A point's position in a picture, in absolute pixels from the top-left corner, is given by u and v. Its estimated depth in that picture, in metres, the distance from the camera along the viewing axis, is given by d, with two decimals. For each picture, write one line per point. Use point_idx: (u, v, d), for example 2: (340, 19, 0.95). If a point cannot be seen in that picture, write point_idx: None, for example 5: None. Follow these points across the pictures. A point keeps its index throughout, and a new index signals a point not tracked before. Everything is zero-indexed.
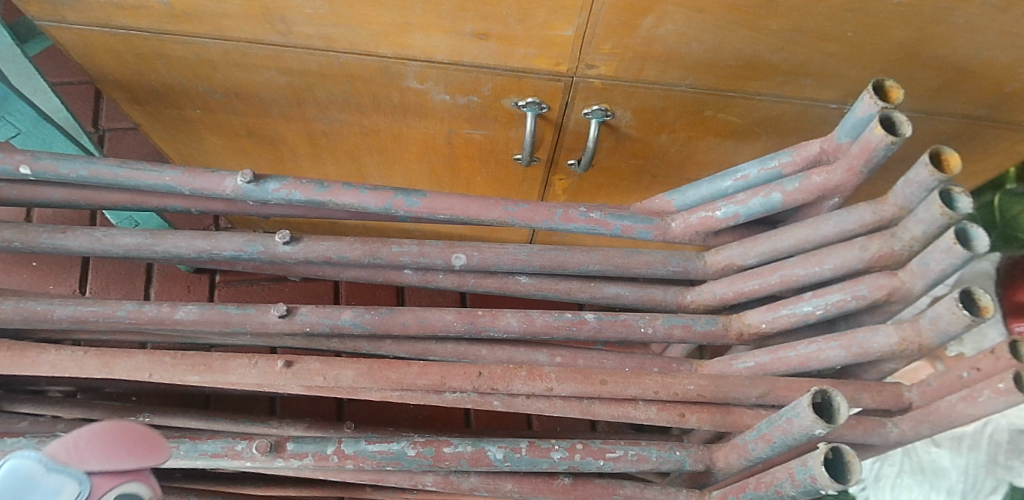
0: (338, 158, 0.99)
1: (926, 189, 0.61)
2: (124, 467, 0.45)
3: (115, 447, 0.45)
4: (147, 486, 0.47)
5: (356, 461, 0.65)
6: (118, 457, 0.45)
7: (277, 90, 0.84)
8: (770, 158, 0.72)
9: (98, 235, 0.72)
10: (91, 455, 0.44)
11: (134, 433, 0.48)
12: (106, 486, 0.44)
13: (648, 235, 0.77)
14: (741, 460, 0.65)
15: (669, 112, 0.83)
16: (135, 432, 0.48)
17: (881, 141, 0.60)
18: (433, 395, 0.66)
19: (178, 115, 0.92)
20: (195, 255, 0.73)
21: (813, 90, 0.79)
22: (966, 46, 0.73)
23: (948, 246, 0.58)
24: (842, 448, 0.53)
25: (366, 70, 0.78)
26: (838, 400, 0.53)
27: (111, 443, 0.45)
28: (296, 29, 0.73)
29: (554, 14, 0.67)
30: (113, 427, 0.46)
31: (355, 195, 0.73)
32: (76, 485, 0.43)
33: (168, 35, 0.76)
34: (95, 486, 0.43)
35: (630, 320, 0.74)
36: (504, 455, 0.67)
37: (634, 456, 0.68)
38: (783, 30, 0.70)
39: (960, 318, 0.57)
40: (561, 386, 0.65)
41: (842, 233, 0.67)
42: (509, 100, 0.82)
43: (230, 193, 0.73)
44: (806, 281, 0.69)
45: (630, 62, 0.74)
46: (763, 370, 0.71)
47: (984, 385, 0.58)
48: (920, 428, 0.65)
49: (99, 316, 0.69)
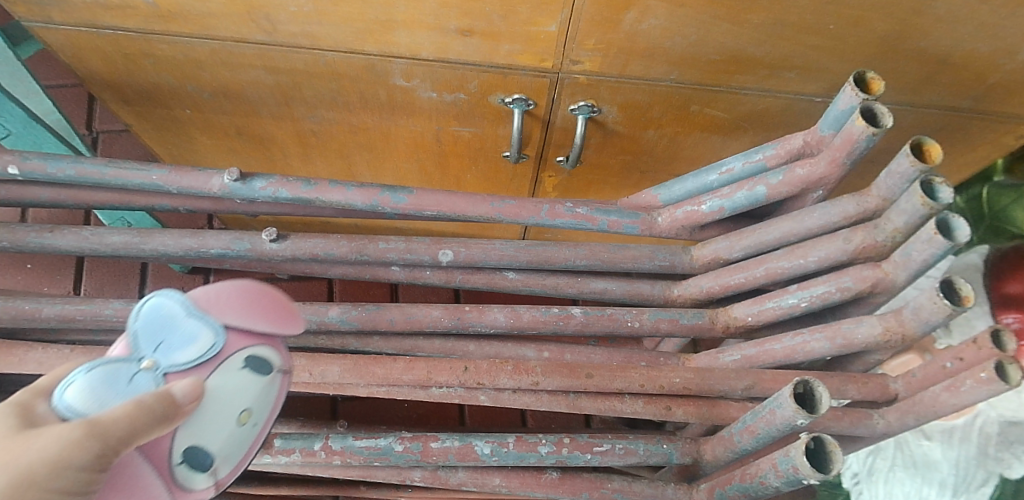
0: (328, 157, 1.00)
1: (908, 180, 0.61)
2: (258, 328, 0.42)
3: (251, 306, 0.43)
4: (277, 356, 0.44)
5: (344, 457, 0.65)
6: (254, 318, 0.42)
7: (265, 89, 0.84)
8: (754, 152, 0.72)
9: (86, 234, 0.73)
10: (229, 309, 0.41)
11: (270, 300, 0.45)
12: (239, 344, 0.41)
13: (634, 230, 0.78)
14: (727, 452, 0.66)
15: (655, 107, 0.84)
16: (269, 298, 0.45)
17: (862, 133, 0.60)
18: (420, 390, 0.66)
19: (167, 115, 0.92)
20: (183, 253, 0.73)
21: (797, 84, 0.80)
22: (947, 37, 0.74)
23: (929, 236, 0.58)
24: (825, 438, 0.52)
25: (352, 68, 0.79)
26: (819, 391, 0.53)
27: (247, 301, 0.43)
28: (282, 28, 0.73)
29: (536, 10, 0.68)
30: (248, 288, 0.44)
31: (342, 192, 0.74)
32: (213, 336, 0.40)
33: (155, 35, 0.77)
34: (228, 342, 0.40)
35: (616, 314, 0.74)
36: (491, 450, 0.67)
37: (621, 450, 0.68)
38: (764, 24, 0.71)
39: (942, 308, 0.58)
40: (547, 380, 0.65)
41: (826, 225, 0.68)
42: (495, 97, 0.83)
43: (217, 191, 0.73)
44: (791, 273, 0.69)
45: (614, 57, 0.75)
46: (749, 363, 0.71)
47: (967, 375, 0.59)
48: (906, 419, 0.65)
49: (87, 315, 0.69)
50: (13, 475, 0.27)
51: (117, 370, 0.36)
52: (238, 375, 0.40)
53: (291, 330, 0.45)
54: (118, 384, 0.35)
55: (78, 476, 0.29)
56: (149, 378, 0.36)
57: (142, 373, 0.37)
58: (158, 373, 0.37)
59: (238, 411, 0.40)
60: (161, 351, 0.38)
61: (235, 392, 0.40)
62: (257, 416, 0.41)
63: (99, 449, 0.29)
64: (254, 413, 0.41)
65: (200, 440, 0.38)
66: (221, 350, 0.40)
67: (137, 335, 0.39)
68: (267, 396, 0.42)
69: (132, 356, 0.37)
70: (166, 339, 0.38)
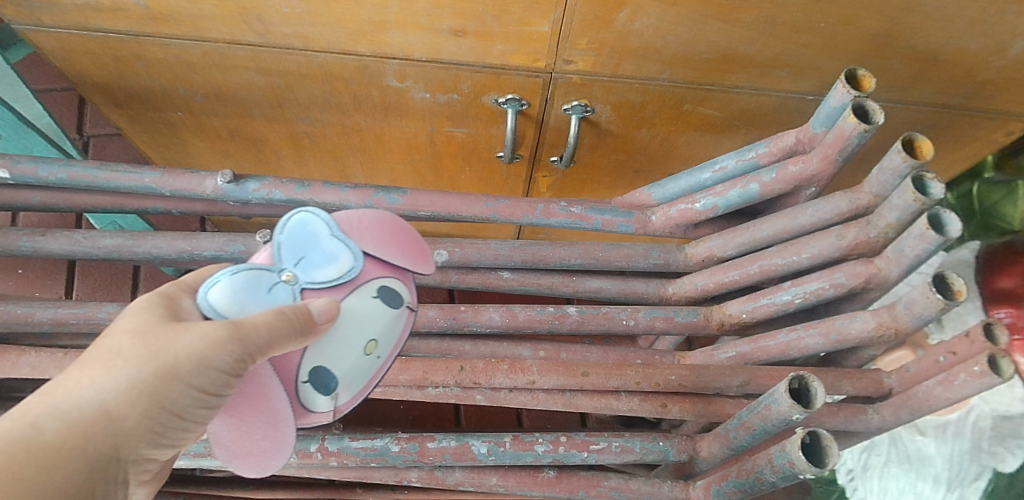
0: (322, 158, 0.99)
1: (900, 176, 0.62)
2: (391, 259, 0.46)
3: (386, 237, 0.46)
4: (406, 290, 0.48)
5: (340, 458, 0.65)
6: (390, 250, 0.46)
7: (258, 91, 0.84)
8: (747, 150, 0.73)
9: (77, 237, 0.72)
10: (367, 238, 0.45)
11: (408, 238, 0.48)
12: (373, 273, 0.45)
13: (628, 229, 0.78)
14: (723, 448, 0.66)
15: (648, 106, 0.84)
16: (408, 236, 0.48)
17: (854, 130, 0.61)
18: (416, 390, 0.66)
19: (160, 118, 0.92)
20: (176, 255, 0.73)
21: (789, 82, 0.80)
22: (936, 35, 0.74)
23: (921, 231, 0.59)
24: (821, 432, 0.52)
25: (346, 69, 0.79)
26: (815, 386, 0.53)
27: (382, 232, 0.46)
28: (274, 29, 0.73)
29: (529, 10, 0.68)
30: (388, 223, 0.47)
31: (336, 193, 0.73)
32: (351, 260, 0.44)
33: (146, 38, 0.77)
34: (363, 269, 0.44)
35: (611, 313, 0.74)
36: (488, 449, 0.67)
37: (617, 448, 0.68)
38: (756, 22, 0.71)
39: (934, 303, 0.58)
40: (543, 379, 0.65)
41: (819, 222, 0.68)
42: (489, 97, 0.83)
43: (210, 193, 0.73)
44: (784, 270, 0.70)
45: (607, 57, 0.75)
46: (744, 360, 0.71)
47: (960, 369, 0.59)
48: (900, 414, 0.65)
49: (80, 318, 0.69)
50: (167, 363, 0.35)
51: (260, 277, 0.41)
52: (368, 307, 0.44)
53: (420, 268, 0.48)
54: (260, 291, 0.40)
55: (218, 373, 0.37)
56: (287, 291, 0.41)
57: (282, 285, 0.42)
58: (296, 286, 0.42)
59: (364, 340, 0.44)
60: (302, 265, 0.43)
61: (365, 319, 0.44)
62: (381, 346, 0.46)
63: (233, 352, 0.36)
64: (379, 344, 0.46)
65: (327, 360, 0.43)
66: (356, 276, 0.44)
67: (281, 247, 0.43)
68: (394, 328, 0.47)
69: (276, 266, 0.42)
70: (308, 255, 0.43)
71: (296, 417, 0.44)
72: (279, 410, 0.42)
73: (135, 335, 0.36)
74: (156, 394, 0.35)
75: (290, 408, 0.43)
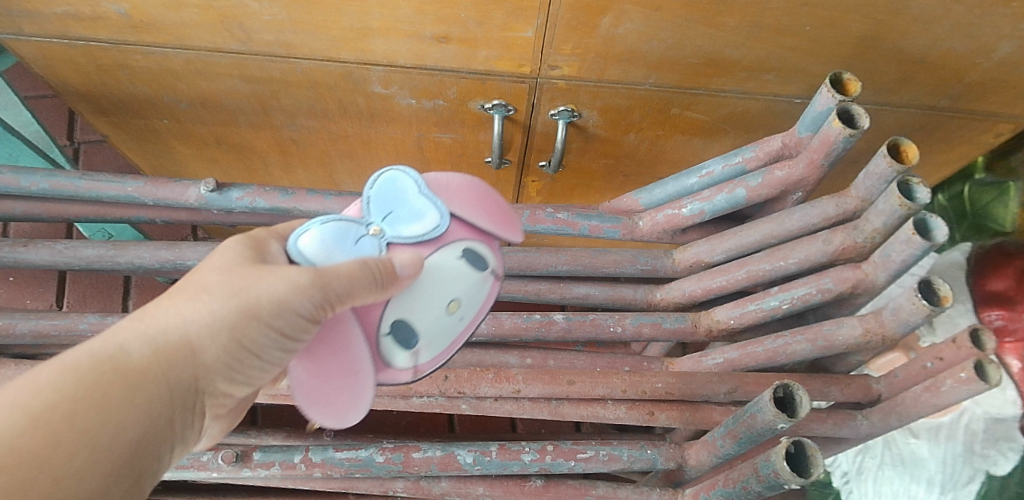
0: (310, 165, 0.99)
1: (885, 180, 0.61)
2: (477, 223, 0.45)
3: (475, 202, 0.46)
4: (492, 257, 0.47)
5: (324, 469, 0.65)
6: (478, 214, 0.46)
7: (242, 98, 0.84)
8: (734, 154, 0.72)
9: (59, 248, 0.72)
10: (455, 200, 0.45)
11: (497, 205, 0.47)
12: (458, 235, 0.44)
13: (615, 234, 0.77)
14: (711, 456, 0.65)
15: (635, 111, 0.84)
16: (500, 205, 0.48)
17: (839, 134, 0.60)
18: (400, 400, 0.65)
19: (146, 126, 0.92)
20: (159, 265, 0.72)
21: (776, 85, 0.80)
22: (923, 37, 0.74)
23: (907, 237, 0.58)
24: (805, 442, 0.52)
25: (330, 75, 0.79)
26: (799, 395, 0.53)
27: (472, 196, 0.46)
28: (256, 36, 0.73)
29: (512, 16, 0.67)
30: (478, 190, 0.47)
31: (320, 201, 0.73)
32: (437, 218, 0.43)
33: (129, 46, 0.76)
34: (448, 229, 0.44)
35: (599, 320, 0.74)
36: (474, 459, 0.66)
37: (605, 456, 0.68)
38: (741, 27, 0.71)
39: (920, 309, 0.58)
40: (528, 387, 0.65)
41: (806, 226, 0.68)
42: (475, 103, 0.82)
43: (193, 202, 0.72)
44: (772, 275, 0.69)
45: (592, 62, 0.75)
46: (731, 366, 0.71)
47: (946, 375, 0.58)
48: (888, 420, 0.65)
49: (62, 330, 0.68)
50: (248, 303, 0.40)
51: (349, 229, 0.43)
52: (454, 263, 0.44)
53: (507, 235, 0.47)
54: (348, 241, 0.43)
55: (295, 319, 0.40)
56: (372, 243, 0.43)
57: (370, 238, 0.43)
58: (382, 241, 0.43)
59: (447, 299, 0.44)
60: (390, 221, 0.43)
61: (449, 277, 0.44)
62: (464, 308, 0.45)
63: (314, 298, 0.39)
64: (462, 305, 0.45)
65: (409, 312, 0.43)
66: (441, 234, 0.43)
67: (371, 201, 0.44)
68: (478, 291, 0.46)
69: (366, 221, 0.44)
70: (396, 212, 0.43)
71: (379, 371, 0.44)
72: (358, 360, 0.43)
73: (213, 275, 0.41)
74: (230, 328, 0.40)
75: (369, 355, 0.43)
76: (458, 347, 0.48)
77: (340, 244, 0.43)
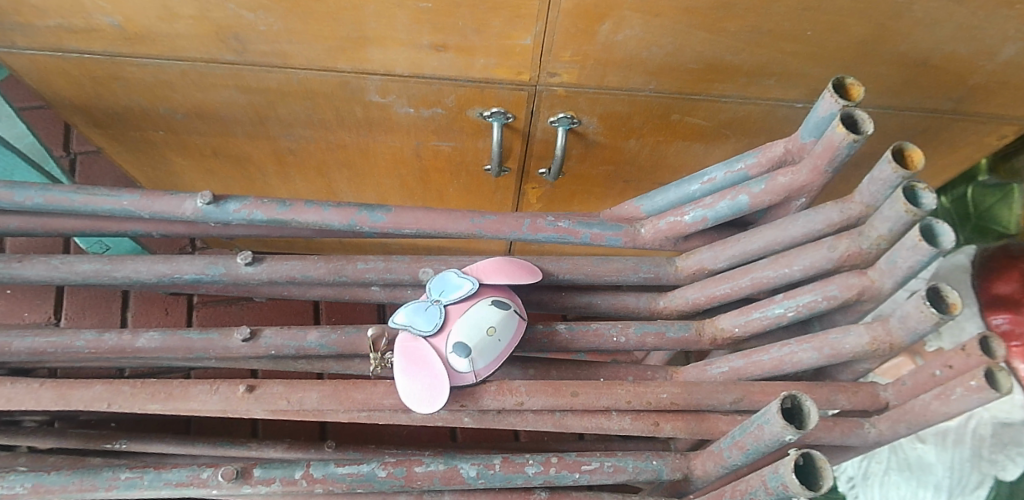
0: (307, 175, 0.99)
1: (890, 186, 0.60)
2: (497, 280, 0.66)
3: (493, 269, 0.67)
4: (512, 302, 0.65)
5: (325, 485, 0.63)
6: (496, 277, 0.66)
7: (239, 109, 0.83)
8: (736, 160, 0.71)
9: (55, 263, 0.71)
10: (482, 271, 0.66)
11: (518, 263, 0.70)
12: (488, 292, 0.64)
13: (617, 242, 0.76)
14: (717, 467, 0.64)
15: (636, 117, 0.83)
16: (521, 262, 0.70)
17: (843, 139, 0.59)
18: (401, 414, 0.64)
19: (142, 137, 0.91)
20: (157, 279, 0.71)
21: (777, 90, 0.79)
22: (924, 40, 0.73)
23: (914, 243, 0.57)
24: (814, 453, 0.50)
25: (327, 85, 0.78)
26: (807, 405, 0.52)
27: (492, 268, 0.67)
28: (252, 47, 0.72)
29: (510, 23, 0.67)
30: (504, 260, 0.69)
31: (318, 212, 0.72)
32: (471, 283, 0.63)
33: (123, 58, 0.75)
34: (480, 288, 0.64)
35: (602, 329, 0.73)
36: (477, 472, 0.65)
37: (610, 468, 0.67)
38: (741, 31, 0.70)
39: (929, 316, 0.57)
40: (532, 400, 0.63)
41: (810, 233, 0.67)
42: (474, 111, 0.82)
43: (190, 215, 0.71)
44: (776, 283, 0.68)
45: (592, 69, 0.74)
46: (737, 375, 0.70)
47: (956, 383, 0.58)
48: (897, 428, 0.64)
49: (58, 347, 0.67)
50: None
51: (418, 305, 0.63)
52: (488, 307, 0.63)
53: (530, 279, 0.68)
54: (421, 310, 0.62)
55: None
56: (438, 308, 0.62)
57: (434, 306, 0.63)
58: (440, 305, 0.62)
59: (488, 326, 0.61)
60: (442, 294, 0.64)
61: (487, 315, 0.62)
62: (500, 332, 0.62)
63: None
64: (498, 329, 0.62)
65: (464, 337, 0.60)
66: (476, 290, 0.63)
67: (429, 287, 0.65)
68: (508, 321, 0.63)
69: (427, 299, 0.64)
70: (445, 288, 0.64)
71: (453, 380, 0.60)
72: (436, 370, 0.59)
73: None
74: None
75: (444, 364, 0.60)
76: (501, 363, 0.63)
77: (418, 313, 0.63)
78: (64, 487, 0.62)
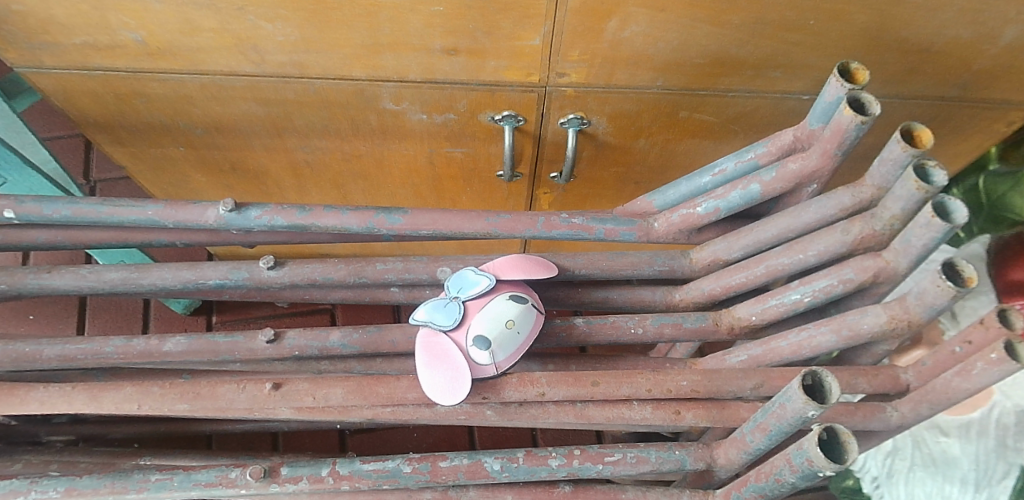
0: (323, 187, 1.02)
1: (901, 166, 0.61)
2: (514, 277, 0.66)
3: (512, 265, 0.67)
4: (530, 296, 0.66)
5: (351, 482, 0.63)
6: (513, 273, 0.66)
7: (257, 122, 0.86)
8: (745, 151, 0.73)
9: (83, 272, 0.73)
10: (501, 269, 0.67)
11: (533, 259, 0.70)
12: (505, 288, 0.65)
13: (632, 237, 0.77)
14: (740, 454, 0.64)
15: (644, 115, 0.85)
16: (536, 258, 0.70)
17: (851, 122, 0.59)
18: (425, 408, 0.65)
19: (162, 154, 0.94)
20: (182, 285, 0.73)
21: (783, 82, 0.82)
22: (926, 26, 0.75)
23: (927, 220, 0.56)
24: (839, 428, 0.50)
25: (342, 94, 0.81)
26: (828, 381, 0.51)
27: (510, 266, 0.67)
28: (270, 58, 0.75)
29: (519, 24, 0.69)
30: (519, 256, 0.69)
31: (337, 216, 0.74)
32: (488, 279, 0.64)
33: (145, 73, 0.79)
34: (498, 285, 0.65)
35: (619, 322, 0.73)
36: (501, 466, 0.65)
37: (633, 458, 0.66)
38: (745, 24, 0.72)
39: (946, 291, 0.57)
40: (553, 390, 0.63)
41: (823, 218, 0.68)
42: (485, 115, 0.84)
43: (213, 223, 0.73)
44: (791, 269, 0.69)
45: (600, 67, 0.76)
46: (757, 363, 0.70)
47: (976, 358, 0.57)
48: (919, 409, 0.64)
49: (88, 353, 0.68)
50: None
51: (438, 302, 0.64)
52: (505, 302, 0.64)
53: (546, 275, 0.68)
54: (442, 308, 0.63)
55: None
56: (456, 304, 0.63)
57: (453, 302, 0.64)
58: (459, 302, 0.63)
59: (506, 320, 0.62)
60: (461, 291, 0.64)
61: (505, 309, 0.63)
62: (519, 324, 0.63)
63: None
64: (516, 322, 0.62)
65: (483, 330, 0.61)
66: (495, 286, 0.64)
67: (449, 286, 0.66)
68: (526, 315, 0.63)
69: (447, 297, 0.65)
70: (463, 286, 0.65)
71: (472, 373, 0.61)
72: (456, 364, 0.60)
73: None
74: None
75: (465, 357, 0.60)
76: (521, 355, 0.63)
77: (438, 309, 0.63)
78: (95, 490, 0.62)
